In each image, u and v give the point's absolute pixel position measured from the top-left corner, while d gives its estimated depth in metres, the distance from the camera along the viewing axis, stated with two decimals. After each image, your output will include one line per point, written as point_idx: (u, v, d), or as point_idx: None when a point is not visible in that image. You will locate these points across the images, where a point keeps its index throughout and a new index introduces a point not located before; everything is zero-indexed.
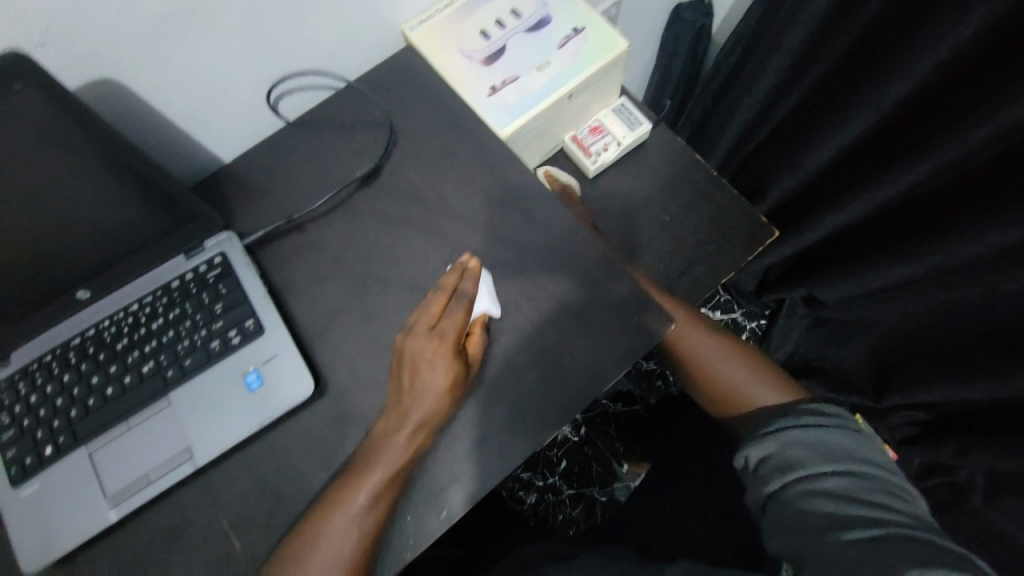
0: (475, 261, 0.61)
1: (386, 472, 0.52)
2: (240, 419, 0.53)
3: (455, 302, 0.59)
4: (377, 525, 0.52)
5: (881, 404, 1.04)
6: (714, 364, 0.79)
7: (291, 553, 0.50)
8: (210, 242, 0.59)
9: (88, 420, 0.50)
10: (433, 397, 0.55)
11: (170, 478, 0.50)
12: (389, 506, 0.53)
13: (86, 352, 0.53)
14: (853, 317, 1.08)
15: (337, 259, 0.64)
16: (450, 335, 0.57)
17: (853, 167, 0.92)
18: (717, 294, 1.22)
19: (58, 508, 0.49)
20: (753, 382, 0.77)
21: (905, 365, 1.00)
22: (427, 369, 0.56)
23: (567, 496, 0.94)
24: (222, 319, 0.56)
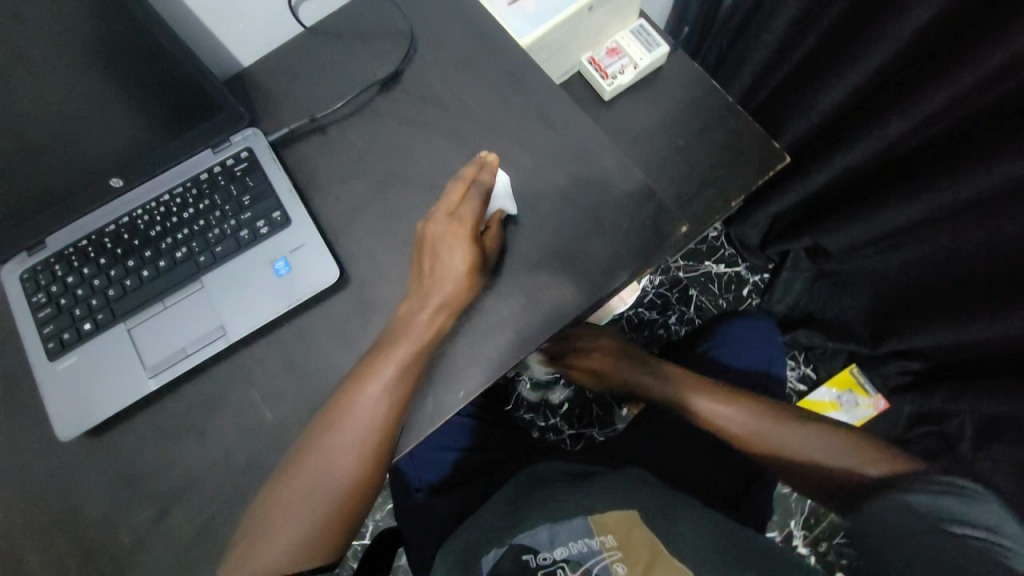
0: (494, 156, 0.57)
1: (411, 348, 0.53)
2: (269, 302, 0.56)
3: (472, 189, 0.57)
4: (403, 398, 0.53)
5: (879, 349, 1.19)
6: (785, 444, 0.71)
7: (324, 418, 0.52)
8: (236, 137, 0.60)
9: (125, 300, 0.55)
10: (453, 280, 0.54)
11: (206, 351, 0.54)
12: (414, 381, 0.53)
13: (122, 239, 0.57)
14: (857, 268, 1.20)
15: (359, 159, 0.62)
16: (468, 221, 0.55)
17: (871, 104, 0.93)
18: (723, 248, 1.44)
19: (94, 379, 0.54)
20: (835, 458, 0.67)
21: (907, 311, 1.13)
22: (446, 253, 0.54)
23: (568, 435, 1.26)
24: (250, 210, 0.58)
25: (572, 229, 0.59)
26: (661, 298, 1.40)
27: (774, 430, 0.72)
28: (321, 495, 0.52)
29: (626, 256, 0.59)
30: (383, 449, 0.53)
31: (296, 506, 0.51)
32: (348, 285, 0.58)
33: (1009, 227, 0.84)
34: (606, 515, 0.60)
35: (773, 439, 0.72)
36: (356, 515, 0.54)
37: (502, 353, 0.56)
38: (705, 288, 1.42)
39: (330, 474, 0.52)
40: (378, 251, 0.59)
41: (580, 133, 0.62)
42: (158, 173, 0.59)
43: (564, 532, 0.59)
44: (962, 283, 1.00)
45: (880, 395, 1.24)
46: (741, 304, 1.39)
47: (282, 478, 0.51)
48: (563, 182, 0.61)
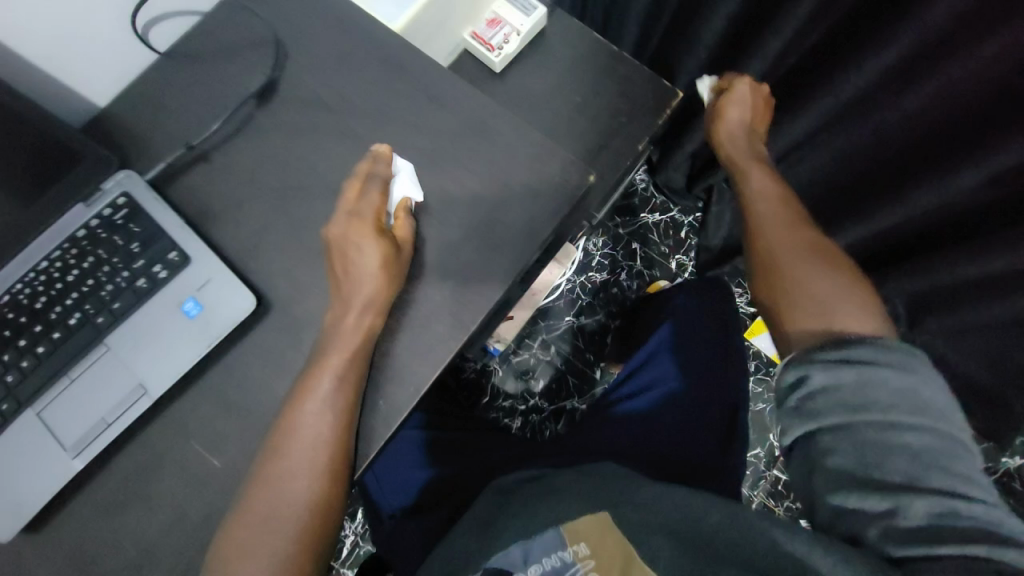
0: (386, 147, 0.58)
1: (344, 355, 0.52)
2: (186, 347, 0.52)
3: (369, 184, 0.57)
4: (348, 406, 0.52)
5: None
6: (807, 279, 0.65)
7: (270, 447, 0.51)
8: (109, 183, 0.55)
9: (26, 384, 0.51)
10: (370, 277, 0.54)
11: (129, 415, 0.51)
12: (355, 387, 0.53)
13: (6, 319, 0.52)
14: None
15: (251, 179, 0.59)
16: (367, 213, 0.56)
17: (747, 29, 0.98)
18: (654, 198, 1.44)
19: (11, 475, 0.49)
20: (837, 308, 0.61)
21: (822, 218, 1.19)
22: (356, 254, 0.54)
23: (550, 412, 1.27)
24: (142, 257, 0.54)
25: (485, 203, 0.59)
26: (609, 258, 1.39)
27: (802, 257, 0.68)
28: (285, 524, 0.51)
29: (544, 214, 0.59)
30: (341, 462, 0.52)
31: (259, 542, 0.50)
32: (270, 310, 0.55)
33: (891, 118, 0.92)
34: (578, 521, 0.55)
35: (784, 239, 0.70)
36: (326, 533, 0.53)
37: (444, 341, 0.56)
38: (645, 240, 1.41)
39: (291, 500, 0.51)
40: (293, 267, 0.57)
41: (473, 108, 0.62)
42: (29, 241, 0.54)
43: (538, 548, 0.55)
44: (864, 180, 1.07)
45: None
46: (682, 248, 1.40)
47: (238, 519, 0.50)
48: (467, 162, 0.60)
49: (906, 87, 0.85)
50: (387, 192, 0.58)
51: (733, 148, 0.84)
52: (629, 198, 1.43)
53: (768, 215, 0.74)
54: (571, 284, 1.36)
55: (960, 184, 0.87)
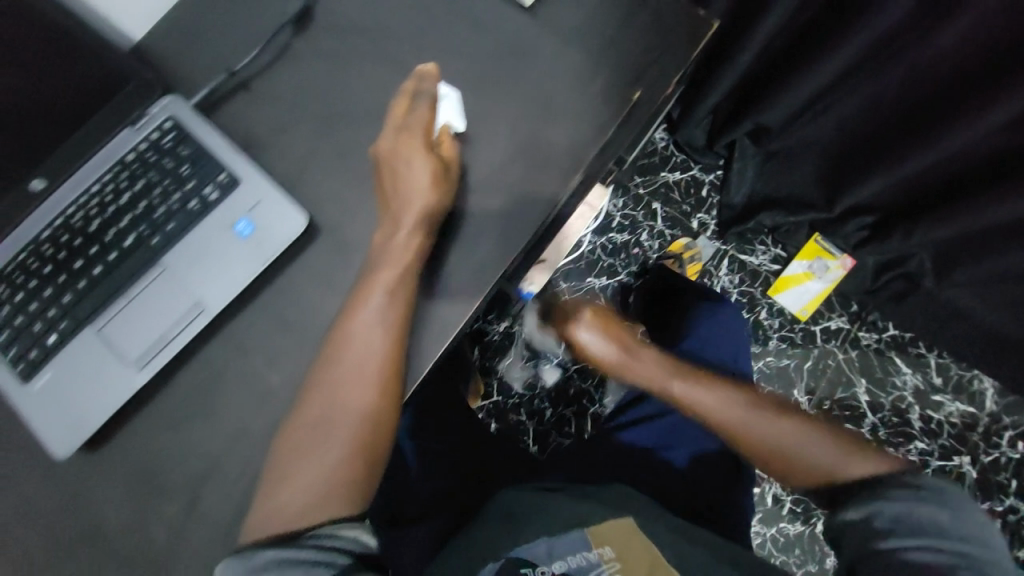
0: (432, 67, 0.57)
1: (397, 267, 0.53)
2: (240, 264, 0.53)
3: (417, 101, 0.56)
4: (400, 316, 0.53)
5: (834, 210, 1.18)
6: (779, 449, 0.62)
7: (325, 354, 0.52)
8: (155, 108, 0.56)
9: (86, 302, 0.52)
10: (420, 192, 0.54)
11: (189, 330, 0.52)
12: (406, 298, 0.53)
13: (63, 241, 0.53)
14: (798, 140, 1.18)
15: (293, 104, 0.59)
16: (415, 127, 0.55)
17: None
18: (674, 156, 1.36)
19: (73, 390, 0.50)
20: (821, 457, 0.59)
21: (847, 167, 1.15)
22: (406, 168, 0.54)
23: (574, 371, 1.26)
24: (192, 178, 0.54)
25: (527, 123, 0.59)
26: (628, 219, 1.34)
27: (759, 427, 0.64)
28: (337, 433, 0.51)
29: (588, 133, 0.59)
30: (393, 373, 0.52)
31: (313, 451, 0.50)
32: (318, 232, 0.56)
33: (922, 56, 0.88)
34: (602, 525, 0.58)
35: (735, 424, 0.65)
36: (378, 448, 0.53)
37: (491, 258, 0.56)
38: (666, 200, 1.35)
39: (345, 410, 0.52)
40: (340, 189, 0.57)
41: (511, 29, 0.61)
42: (79, 164, 0.54)
43: (563, 545, 0.57)
44: (890, 127, 1.04)
45: (845, 253, 1.21)
46: (704, 207, 1.33)
47: (295, 423, 0.51)
48: (507, 85, 0.60)
49: (938, 24, 0.82)
50: (437, 108, 0.57)
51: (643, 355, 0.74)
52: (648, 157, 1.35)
53: (702, 409, 0.68)
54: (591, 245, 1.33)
55: (999, 116, 0.86)
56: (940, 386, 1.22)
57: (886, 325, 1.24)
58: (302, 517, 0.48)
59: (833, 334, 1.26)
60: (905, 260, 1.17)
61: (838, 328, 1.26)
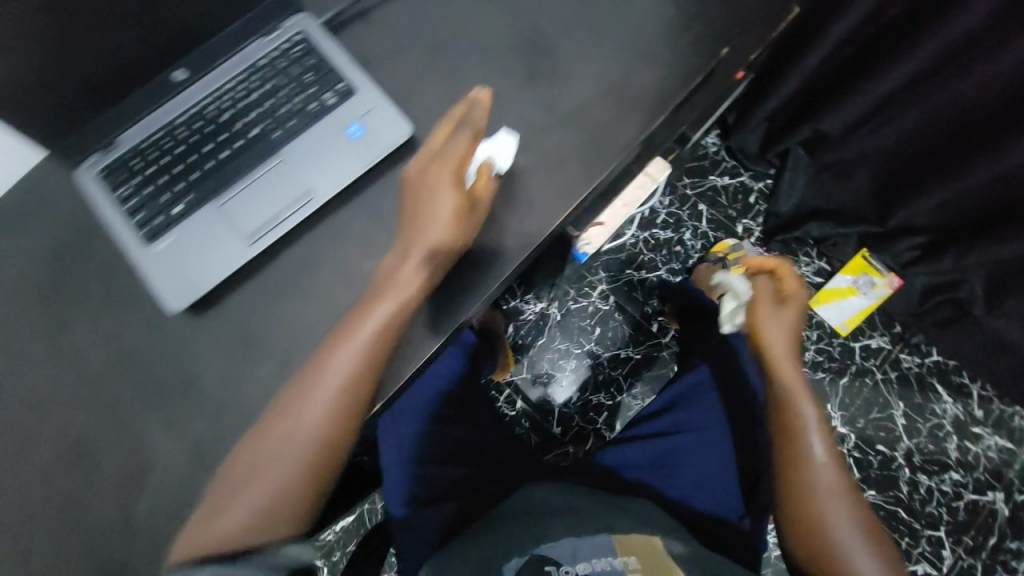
0: (484, 91, 0.56)
1: (396, 298, 0.52)
2: (349, 162, 0.58)
3: (459, 126, 0.56)
4: (382, 352, 0.52)
5: (887, 224, 1.17)
6: (847, 531, 0.58)
7: (305, 371, 0.51)
8: (288, 22, 0.62)
9: (210, 180, 0.58)
10: (446, 213, 0.53)
11: (298, 214, 0.57)
12: (394, 334, 0.52)
13: (195, 127, 0.59)
14: (852, 153, 1.16)
15: (406, 32, 0.65)
16: (450, 160, 0.54)
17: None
18: (724, 161, 1.37)
19: (191, 255, 0.56)
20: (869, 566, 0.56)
21: (901, 182, 1.13)
22: (433, 194, 0.54)
23: (605, 359, 1.28)
24: (314, 85, 0.60)
25: (618, 68, 0.63)
26: (673, 217, 1.35)
27: (844, 529, 0.58)
28: (292, 458, 0.49)
29: (675, 85, 0.63)
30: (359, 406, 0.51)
31: (264, 469, 0.49)
32: (417, 145, 0.61)
33: (992, 70, 0.86)
34: (627, 537, 0.63)
35: (828, 510, 0.59)
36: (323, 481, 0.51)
37: (573, 185, 0.60)
38: (712, 203, 1.36)
39: (335, 391, 0.50)
40: (441, 110, 0.62)
41: None
42: (217, 63, 0.60)
43: (588, 547, 0.61)
44: (952, 144, 1.01)
45: (893, 272, 1.22)
46: (750, 213, 1.33)
47: (257, 434, 0.50)
48: (602, 33, 0.64)
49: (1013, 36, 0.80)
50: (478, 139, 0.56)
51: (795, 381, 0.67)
52: (699, 159, 1.36)
53: (812, 475, 0.60)
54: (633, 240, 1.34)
55: None
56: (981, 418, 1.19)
57: (929, 350, 1.23)
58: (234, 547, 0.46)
59: (873, 353, 1.24)
60: (955, 285, 1.15)
61: (879, 347, 1.24)
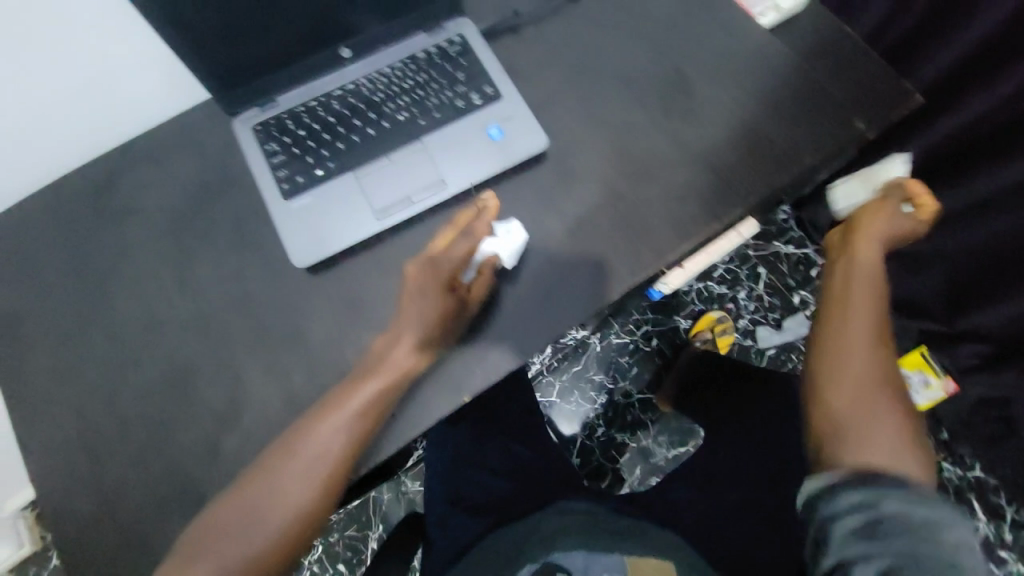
0: (494, 201, 0.57)
1: (379, 387, 0.52)
2: (486, 162, 0.61)
3: (461, 236, 0.56)
4: (362, 433, 0.52)
5: (955, 326, 1.10)
6: (863, 409, 0.55)
7: (282, 444, 0.51)
8: (450, 24, 0.66)
9: (354, 153, 0.61)
10: (436, 321, 0.55)
11: (429, 201, 0.60)
12: (375, 418, 0.52)
13: (348, 101, 0.63)
14: (930, 245, 1.11)
15: (557, 51, 0.68)
16: (443, 270, 0.55)
17: (970, 77, 0.92)
18: (791, 230, 1.34)
19: (323, 218, 0.59)
20: (877, 441, 0.54)
21: (973, 288, 1.05)
22: (426, 303, 0.55)
23: (636, 400, 1.27)
24: (465, 85, 0.64)
25: (754, 122, 0.65)
26: (731, 274, 1.34)
27: (873, 394, 0.56)
28: (263, 528, 0.49)
29: (808, 147, 0.65)
30: (335, 483, 0.51)
31: (236, 532, 0.49)
32: (548, 158, 0.63)
33: None
34: (644, 562, 0.63)
35: (862, 379, 0.56)
36: (295, 552, 0.51)
37: (693, 223, 0.61)
38: (772, 268, 1.34)
39: (332, 433, 0.51)
40: (577, 128, 0.65)
41: (758, 45, 0.69)
42: (379, 48, 0.65)
43: (597, 565, 0.63)
44: None
45: (949, 375, 1.12)
46: (810, 285, 1.31)
47: (228, 500, 0.50)
48: (742, 87, 0.67)
49: None
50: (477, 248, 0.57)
51: (869, 253, 0.61)
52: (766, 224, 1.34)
53: (854, 348, 0.57)
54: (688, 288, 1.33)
55: None
56: (1011, 544, 1.09)
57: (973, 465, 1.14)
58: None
59: None
60: (1011, 402, 1.06)
61: None
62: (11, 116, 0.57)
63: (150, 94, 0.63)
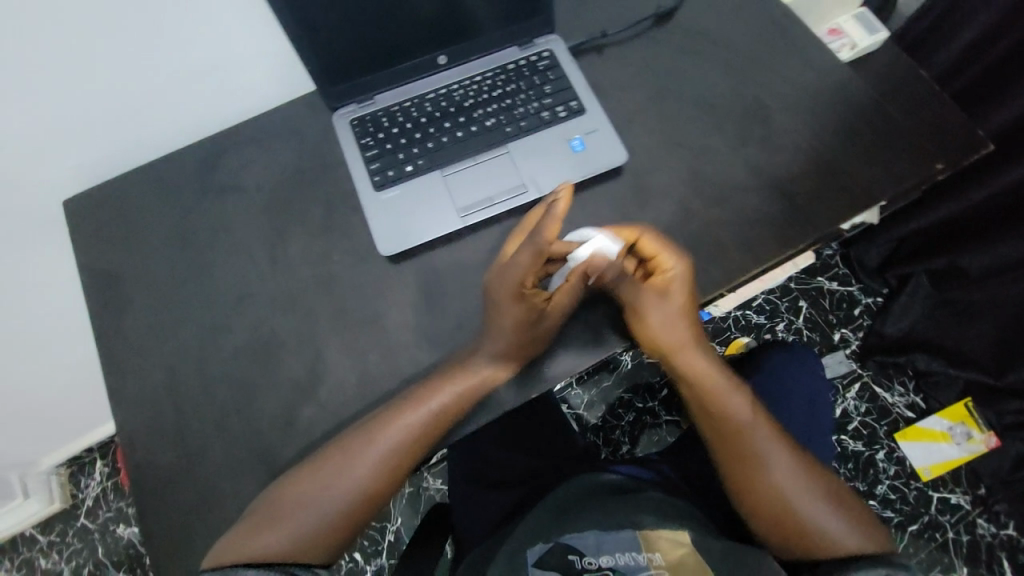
0: (564, 195, 0.51)
1: (457, 389, 0.56)
2: (567, 172, 0.64)
3: (526, 244, 0.54)
4: (438, 428, 0.56)
5: (1004, 381, 1.10)
6: (798, 506, 0.60)
7: (363, 428, 0.56)
8: (541, 40, 0.69)
9: (443, 153, 0.65)
10: (510, 331, 0.55)
11: (511, 204, 0.63)
12: (443, 420, 0.56)
13: (441, 104, 0.67)
14: (985, 296, 1.11)
15: (639, 72, 0.71)
16: (513, 281, 0.54)
17: None
18: (836, 267, 1.33)
19: (410, 211, 0.63)
20: (825, 524, 0.59)
21: None
22: (495, 311, 0.56)
23: (664, 421, 1.26)
24: (551, 98, 0.67)
25: (831, 153, 0.66)
26: (770, 304, 1.32)
27: (794, 486, 0.60)
28: (335, 497, 0.55)
29: (885, 181, 0.65)
30: (406, 466, 0.57)
31: (307, 505, 0.54)
32: (625, 172, 0.66)
33: None
34: (655, 534, 0.62)
35: (777, 469, 0.61)
36: (363, 518, 0.57)
37: (764, 246, 0.62)
38: (813, 302, 1.31)
39: (407, 426, 0.55)
40: (654, 147, 0.67)
41: (836, 78, 0.70)
42: (472, 57, 0.68)
43: (612, 542, 0.62)
44: None
45: (992, 431, 1.15)
46: (852, 324, 1.28)
47: (307, 471, 0.54)
48: (821, 119, 0.68)
49: None
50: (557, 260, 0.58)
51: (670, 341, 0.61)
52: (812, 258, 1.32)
53: (755, 458, 0.61)
54: (724, 315, 1.32)
55: None
56: None
57: (1009, 524, 1.11)
58: (276, 558, 0.53)
59: (950, 509, 1.14)
60: None
61: (957, 504, 1.14)
62: (136, 94, 0.63)
63: (257, 82, 0.68)
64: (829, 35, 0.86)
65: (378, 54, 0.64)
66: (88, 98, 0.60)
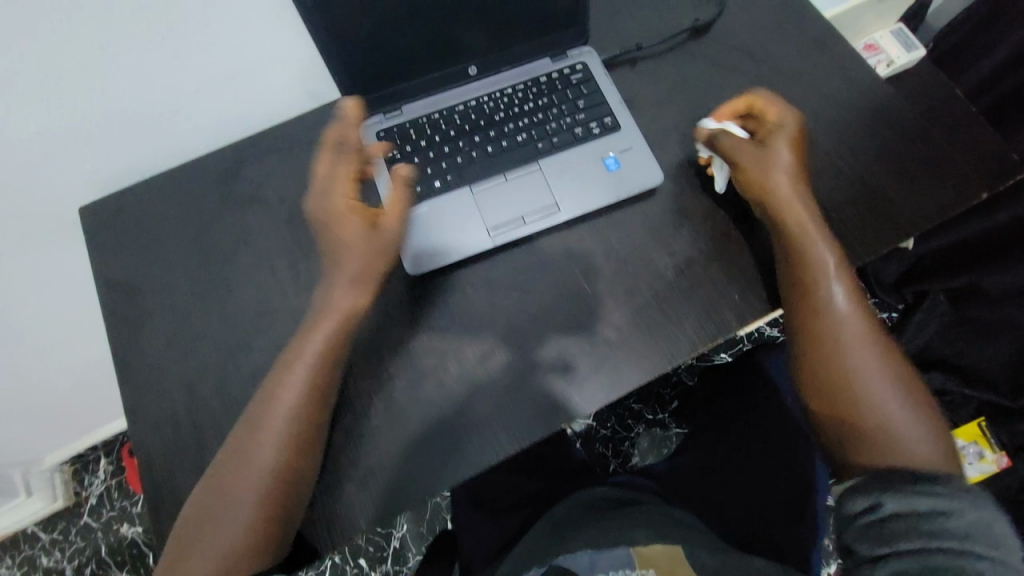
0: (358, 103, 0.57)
1: (329, 340, 0.55)
2: (600, 191, 0.62)
3: (339, 153, 0.57)
4: (315, 393, 0.54)
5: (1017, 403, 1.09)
6: (877, 398, 0.54)
7: (251, 417, 0.54)
8: (574, 52, 0.67)
9: (472, 169, 0.63)
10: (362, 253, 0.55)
11: (541, 223, 0.61)
12: (322, 375, 0.54)
13: (471, 117, 0.64)
14: (1004, 317, 1.09)
15: (674, 87, 0.69)
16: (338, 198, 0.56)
17: None
18: None
19: (438, 229, 0.61)
20: (900, 422, 0.53)
21: None
22: (333, 232, 0.56)
23: (674, 433, 1.24)
24: (585, 113, 0.65)
25: (872, 178, 0.64)
26: None
27: (875, 373, 0.55)
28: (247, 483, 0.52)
29: (927, 208, 0.63)
30: (306, 443, 0.53)
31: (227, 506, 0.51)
32: (659, 192, 0.64)
33: None
34: (648, 549, 0.59)
35: (861, 355, 0.55)
36: (279, 526, 0.52)
37: None
38: None
39: (291, 393, 0.53)
40: (688, 166, 0.65)
41: (878, 98, 0.68)
42: (503, 69, 0.66)
43: (605, 560, 0.59)
44: None
45: (1003, 450, 1.11)
46: None
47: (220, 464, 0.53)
48: (862, 141, 0.66)
49: None
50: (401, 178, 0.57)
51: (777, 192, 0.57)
52: None
53: (843, 333, 0.55)
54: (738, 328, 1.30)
55: None
56: None
57: None
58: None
59: None
60: None
61: None
62: (157, 101, 0.61)
63: (280, 89, 0.66)
64: (866, 48, 0.85)
65: (408, 64, 0.62)
66: (109, 104, 0.58)
